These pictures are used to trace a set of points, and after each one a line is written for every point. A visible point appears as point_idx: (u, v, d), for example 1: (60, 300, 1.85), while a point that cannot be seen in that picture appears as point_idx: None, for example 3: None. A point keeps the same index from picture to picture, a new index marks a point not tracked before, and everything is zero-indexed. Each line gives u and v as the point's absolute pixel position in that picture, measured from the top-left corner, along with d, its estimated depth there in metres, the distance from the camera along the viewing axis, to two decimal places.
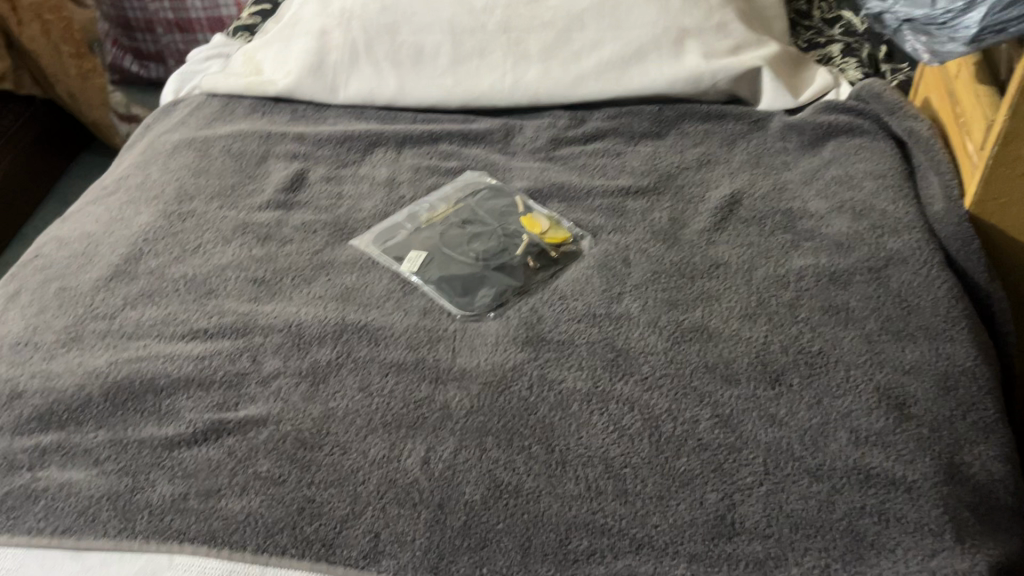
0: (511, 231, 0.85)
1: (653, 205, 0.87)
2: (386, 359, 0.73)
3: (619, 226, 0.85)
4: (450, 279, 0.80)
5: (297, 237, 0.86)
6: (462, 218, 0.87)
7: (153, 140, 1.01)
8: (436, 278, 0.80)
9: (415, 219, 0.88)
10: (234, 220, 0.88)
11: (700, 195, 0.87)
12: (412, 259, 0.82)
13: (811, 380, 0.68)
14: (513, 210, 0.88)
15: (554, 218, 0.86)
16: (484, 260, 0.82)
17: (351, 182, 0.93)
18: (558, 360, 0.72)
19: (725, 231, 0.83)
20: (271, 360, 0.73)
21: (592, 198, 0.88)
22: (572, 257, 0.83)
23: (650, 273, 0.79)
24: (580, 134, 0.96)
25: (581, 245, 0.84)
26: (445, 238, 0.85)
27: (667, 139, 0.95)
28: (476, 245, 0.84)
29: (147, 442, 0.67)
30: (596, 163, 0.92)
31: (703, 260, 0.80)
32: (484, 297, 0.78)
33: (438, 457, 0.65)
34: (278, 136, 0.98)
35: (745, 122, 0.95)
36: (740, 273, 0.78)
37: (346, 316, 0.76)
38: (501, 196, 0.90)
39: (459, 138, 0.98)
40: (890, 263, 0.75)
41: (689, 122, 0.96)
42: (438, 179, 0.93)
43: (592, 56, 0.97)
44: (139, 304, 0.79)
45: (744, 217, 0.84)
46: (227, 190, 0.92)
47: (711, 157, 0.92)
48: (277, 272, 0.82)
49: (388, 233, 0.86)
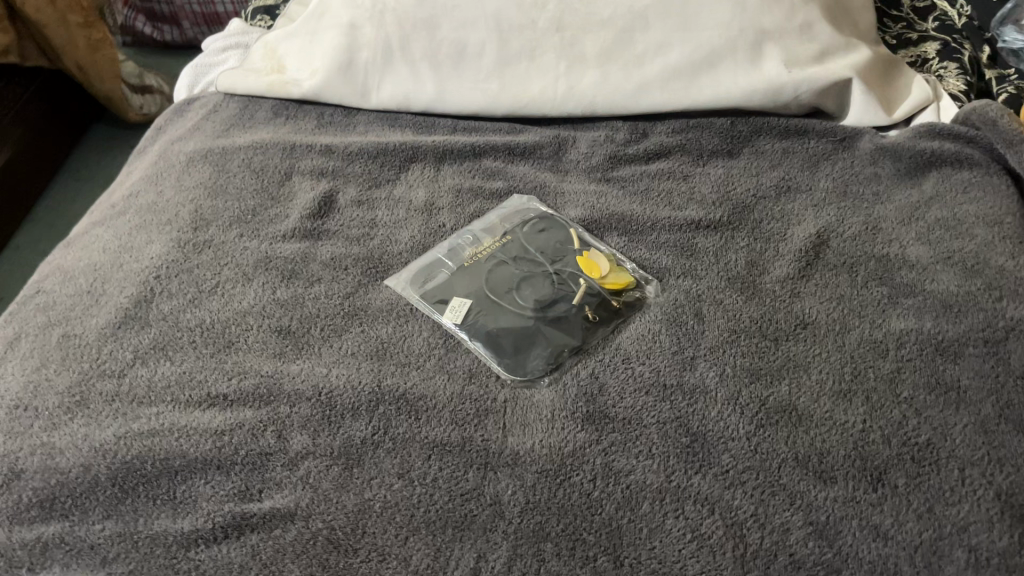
0: (564, 271, 0.75)
1: (726, 243, 0.76)
2: (429, 437, 0.64)
3: (688, 269, 0.75)
4: (498, 333, 0.71)
5: (325, 275, 0.77)
6: (509, 255, 0.77)
7: (166, 148, 0.92)
8: (483, 332, 0.71)
9: (457, 254, 0.78)
10: (255, 255, 0.79)
11: (781, 232, 0.77)
12: (455, 307, 0.73)
13: (920, 482, 0.59)
14: (566, 246, 0.78)
15: (613, 257, 0.77)
16: (536, 310, 0.72)
17: (385, 207, 0.83)
18: (624, 444, 0.63)
19: (811, 280, 0.73)
20: (298, 437, 0.64)
21: (657, 233, 0.78)
22: (636, 308, 0.73)
23: (727, 332, 0.69)
24: (641, 151, 0.85)
25: (645, 291, 0.74)
26: (491, 281, 0.75)
27: (741, 160, 0.84)
28: (526, 290, 0.74)
29: (160, 539, 0.59)
30: (660, 188, 0.82)
31: (787, 317, 0.70)
32: (538, 357, 0.69)
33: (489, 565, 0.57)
34: (303, 148, 0.88)
35: (829, 142, 0.84)
36: (831, 335, 0.68)
37: (382, 381, 0.68)
38: (553, 227, 0.80)
39: (505, 152, 0.87)
40: (1012, 334, 0.65)
41: (765, 138, 0.85)
42: (481, 205, 0.83)
43: (656, 61, 0.86)
44: (151, 360, 0.70)
45: (833, 262, 0.74)
46: (246, 215, 0.83)
47: (791, 184, 0.81)
48: (304, 320, 0.73)
49: (427, 273, 0.76)
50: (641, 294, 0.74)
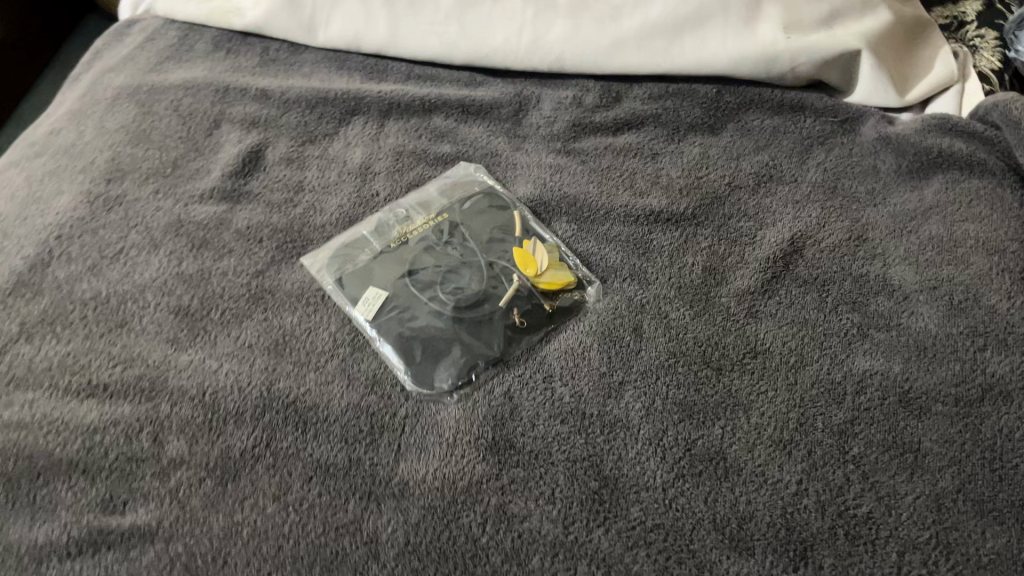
0: (495, 262, 0.67)
1: (686, 241, 0.67)
2: (313, 456, 0.58)
3: (636, 272, 0.66)
4: (410, 336, 0.63)
5: (237, 248, 0.69)
6: (441, 238, 0.69)
7: (97, 80, 0.84)
8: (394, 334, 0.63)
9: (384, 233, 0.70)
10: (166, 218, 0.72)
11: (751, 233, 0.67)
12: (368, 300, 0.65)
13: (850, 565, 0.51)
14: (504, 230, 0.69)
15: (556, 249, 0.68)
16: (456, 310, 0.64)
17: (316, 168, 0.74)
18: (526, 484, 0.56)
19: (774, 297, 0.63)
20: (174, 442, 0.59)
21: (609, 223, 0.69)
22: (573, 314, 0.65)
23: (665, 355, 0.61)
24: (609, 120, 0.75)
25: (584, 295, 0.66)
26: (415, 270, 0.67)
27: (722, 137, 0.73)
28: (450, 284, 0.66)
29: (12, 549, 0.55)
30: (624, 167, 0.72)
31: (736, 343, 0.61)
32: (449, 368, 0.62)
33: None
34: (238, 91, 0.80)
35: (828, 123, 0.72)
36: (783, 370, 0.60)
37: (273, 384, 0.61)
38: (495, 207, 0.70)
39: (458, 109, 0.77)
40: (988, 397, 0.56)
41: (754, 113, 0.74)
42: (421, 172, 0.74)
43: (635, 14, 0.74)
44: (36, 336, 0.65)
45: (802, 278, 0.64)
46: (165, 168, 0.75)
47: (774, 173, 0.70)
48: (205, 300, 0.66)
49: (347, 254, 0.68)
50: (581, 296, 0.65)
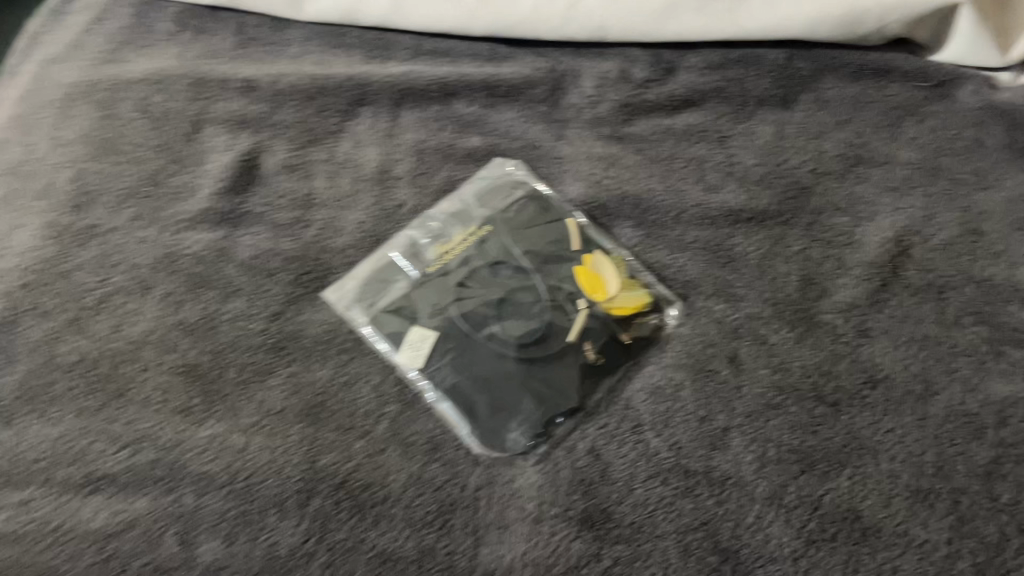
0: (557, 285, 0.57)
1: (774, 246, 0.58)
2: (377, 549, 0.49)
3: (721, 287, 0.57)
4: (470, 386, 0.54)
5: (245, 285, 0.58)
6: (487, 259, 0.59)
7: (39, 73, 0.69)
8: (450, 384, 0.54)
9: (418, 256, 0.59)
10: (152, 251, 0.60)
11: (848, 230, 0.58)
12: (413, 344, 0.55)
13: None
14: (559, 245, 0.59)
15: (623, 265, 0.58)
16: (520, 347, 0.54)
17: (325, 176, 0.63)
18: (633, 565, 0.48)
19: (886, 310, 0.55)
20: (207, 544, 0.49)
21: (682, 228, 0.59)
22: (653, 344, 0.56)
23: (771, 391, 0.53)
24: (663, 98, 0.65)
25: (665, 317, 0.56)
26: (463, 300, 0.57)
27: (796, 112, 0.64)
28: (507, 316, 0.56)
29: None
30: (688, 155, 0.62)
31: (851, 371, 0.53)
32: (523, 422, 0.53)
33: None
34: (218, 84, 0.67)
35: (917, 90, 0.63)
36: (910, 401, 0.52)
37: (316, 460, 0.52)
38: (544, 215, 0.61)
39: (485, 91, 0.67)
40: None
41: (830, 79, 0.65)
42: (451, 174, 0.63)
43: None
44: (16, 418, 0.53)
45: (916, 284, 0.55)
46: (141, 186, 0.63)
47: (863, 153, 0.61)
48: (217, 356, 0.56)
49: (378, 286, 0.58)
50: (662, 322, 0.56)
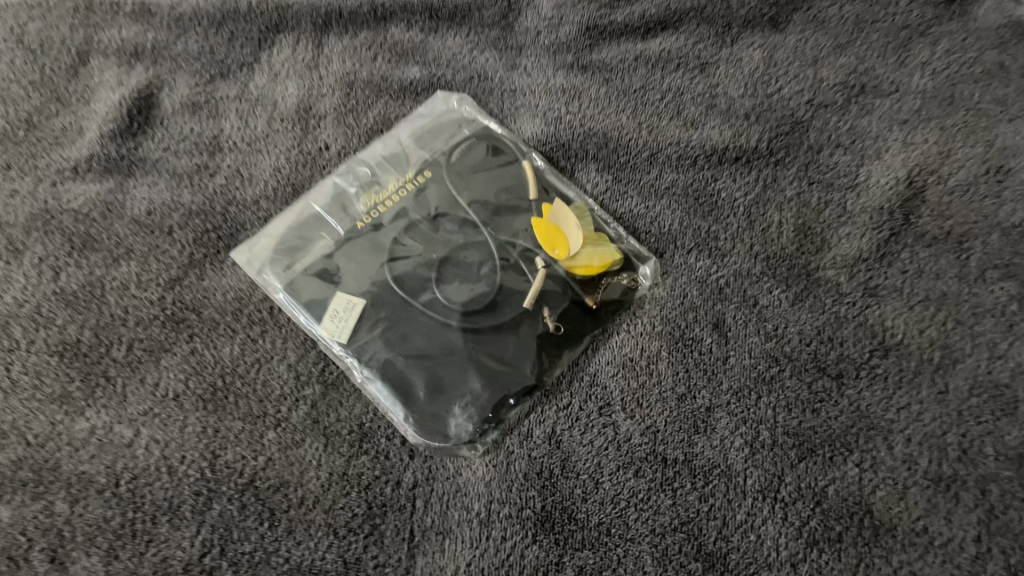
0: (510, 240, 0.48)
1: (765, 190, 0.49)
2: (290, 563, 0.40)
3: (703, 240, 0.48)
4: (406, 365, 0.44)
5: (138, 246, 0.49)
6: (427, 210, 0.49)
7: None
8: (382, 363, 0.44)
9: (344, 206, 0.49)
10: (25, 206, 0.50)
11: (851, 170, 0.49)
12: (337, 311, 0.45)
13: None
14: (512, 193, 0.50)
15: (587, 216, 0.50)
16: (465, 317, 0.45)
17: (235, 115, 0.53)
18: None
19: (896, 265, 0.46)
20: (83, 562, 0.40)
21: (656, 170, 0.50)
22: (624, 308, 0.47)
23: (763, 362, 0.44)
24: (634, 18, 0.56)
25: (641, 279, 0.48)
26: (398, 260, 0.47)
27: (788, 34, 0.55)
28: (451, 279, 0.46)
29: None
30: (664, 86, 0.53)
31: (857, 337, 0.45)
32: (470, 407, 0.44)
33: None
34: (110, 9, 0.57)
35: (927, 8, 0.55)
36: (927, 372, 0.43)
37: (219, 456, 0.43)
38: (495, 157, 0.51)
39: (427, 16, 0.58)
40: None
41: None
42: (384, 112, 0.54)
43: None
44: None
45: (932, 232, 0.47)
46: (13, 129, 0.52)
47: (866, 81, 0.52)
48: (101, 331, 0.46)
49: (296, 243, 0.48)
50: (634, 282, 0.47)
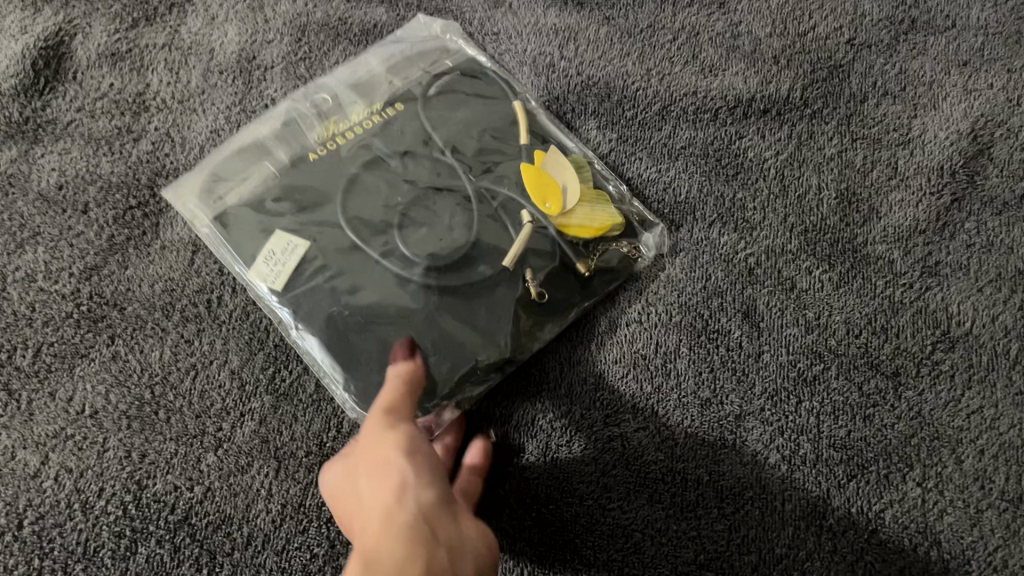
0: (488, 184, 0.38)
1: (799, 149, 0.41)
2: None
3: (727, 210, 0.40)
4: (351, 326, 0.35)
5: (46, 228, 0.40)
6: (394, 144, 0.39)
7: None
8: (323, 320, 0.35)
9: (295, 132, 0.40)
10: None
11: (902, 122, 0.41)
12: (273, 255, 0.36)
13: None
14: (503, 133, 0.40)
15: (586, 167, 0.40)
16: (431, 274, 0.36)
17: (164, 67, 0.45)
18: None
19: (961, 238, 0.38)
20: None
21: (668, 126, 0.42)
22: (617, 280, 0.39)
23: (805, 359, 0.37)
24: None
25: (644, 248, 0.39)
26: (351, 197, 0.38)
27: None
28: (415, 228, 0.37)
29: None
30: (676, 24, 0.45)
31: (918, 326, 0.37)
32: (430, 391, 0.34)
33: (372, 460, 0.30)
34: None
35: None
36: (1002, 368, 0.36)
37: (147, 487, 0.35)
38: (484, 90, 0.41)
39: None
40: None
41: None
42: (343, 59, 0.45)
43: None
44: None
45: (1002, 198, 0.39)
46: None
47: (916, 16, 0.44)
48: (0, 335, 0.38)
49: (235, 170, 0.39)
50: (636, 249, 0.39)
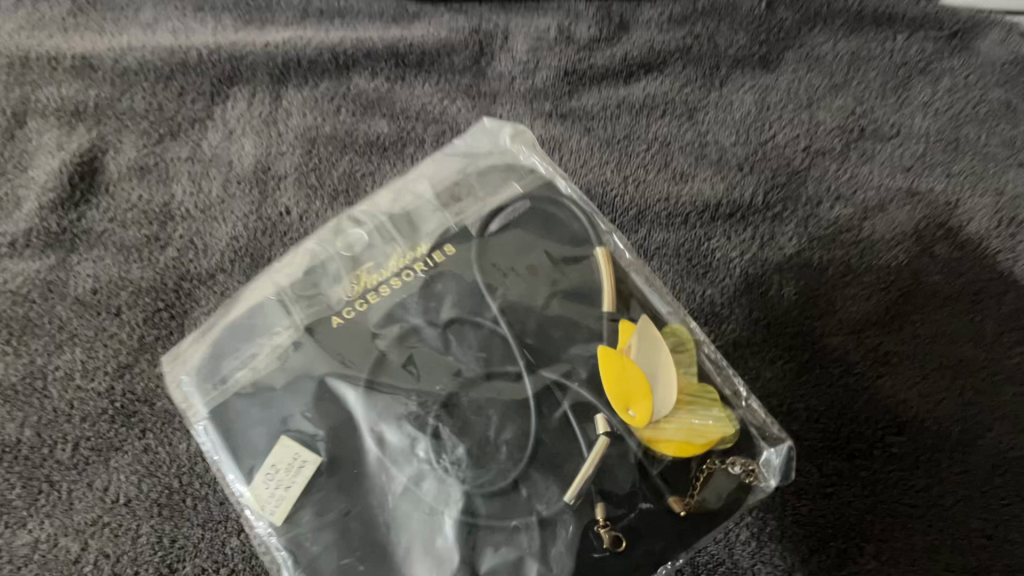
0: (550, 327, 0.36)
1: (762, 248, 0.46)
2: None
3: (699, 305, 0.44)
4: (369, 522, 0.33)
5: (80, 329, 0.45)
6: (434, 312, 0.37)
7: None
8: (333, 526, 0.33)
9: (317, 289, 0.38)
10: None
11: (853, 224, 0.46)
12: (280, 468, 0.33)
13: None
14: (565, 286, 0.38)
15: (685, 354, 0.36)
16: (471, 513, 0.33)
17: (187, 179, 0.50)
18: None
19: (908, 328, 0.43)
20: None
21: (644, 228, 0.47)
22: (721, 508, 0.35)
23: None
24: (614, 61, 0.52)
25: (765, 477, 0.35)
26: (373, 396, 0.35)
27: (780, 75, 0.51)
28: (442, 440, 0.34)
29: None
30: (650, 134, 0.50)
31: (872, 410, 0.41)
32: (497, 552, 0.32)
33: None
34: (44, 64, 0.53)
35: (927, 41, 0.51)
36: (947, 448, 0.40)
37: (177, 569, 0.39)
38: (549, 230, 0.39)
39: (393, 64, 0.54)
40: None
41: (822, 31, 0.52)
42: (349, 169, 0.50)
43: None
44: None
45: (944, 290, 0.43)
46: None
47: (865, 125, 0.49)
48: (41, 429, 0.42)
49: (247, 330, 0.37)
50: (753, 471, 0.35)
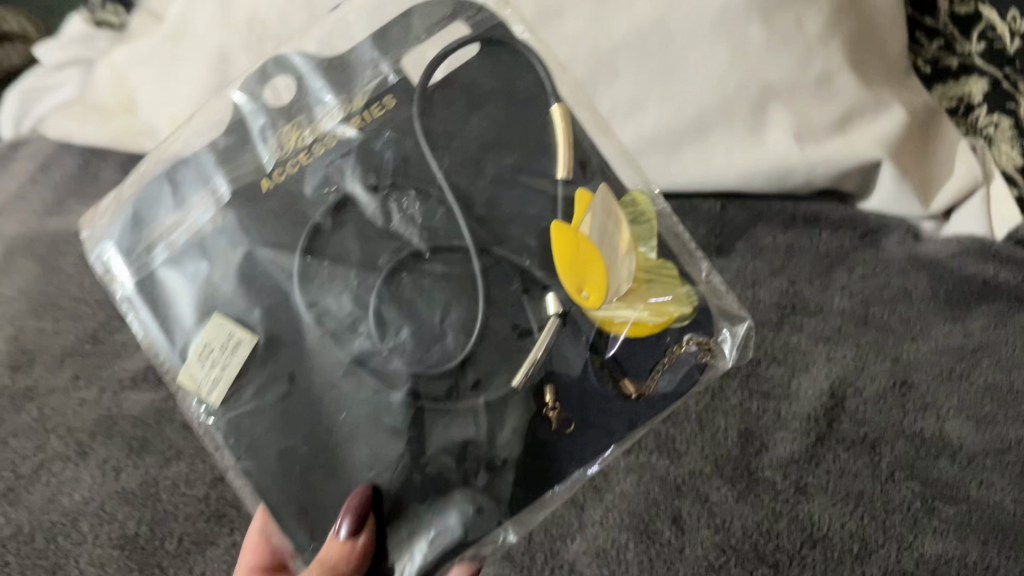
0: (499, 204, 0.52)
1: (713, 399, 0.59)
2: None
3: (664, 442, 0.58)
4: (310, 402, 0.49)
5: (184, 448, 0.58)
6: (374, 180, 0.52)
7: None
8: (270, 406, 0.49)
9: (198, 179, 0.54)
10: (90, 413, 0.60)
11: (784, 382, 0.59)
12: (214, 351, 0.49)
13: None
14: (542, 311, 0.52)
15: (642, 206, 0.54)
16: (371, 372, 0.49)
17: None
18: None
19: (822, 465, 0.55)
20: None
21: None
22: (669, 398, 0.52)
23: (711, 553, 0.53)
24: None
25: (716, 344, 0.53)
26: (247, 260, 0.51)
27: (732, 261, 0.67)
28: (332, 317, 0.49)
29: None
30: None
31: (791, 530, 0.53)
32: (450, 428, 0.49)
33: (290, 520, 0.48)
34: None
35: (846, 238, 0.66)
36: (846, 561, 0.51)
37: None
38: (464, 95, 0.54)
39: None
40: None
41: (765, 225, 0.68)
42: None
43: (626, 126, 0.67)
44: None
45: (850, 436, 0.56)
46: (83, 343, 0.64)
47: (797, 303, 0.63)
48: (153, 525, 0.55)
49: (136, 214, 0.54)
50: (708, 346, 0.53)
